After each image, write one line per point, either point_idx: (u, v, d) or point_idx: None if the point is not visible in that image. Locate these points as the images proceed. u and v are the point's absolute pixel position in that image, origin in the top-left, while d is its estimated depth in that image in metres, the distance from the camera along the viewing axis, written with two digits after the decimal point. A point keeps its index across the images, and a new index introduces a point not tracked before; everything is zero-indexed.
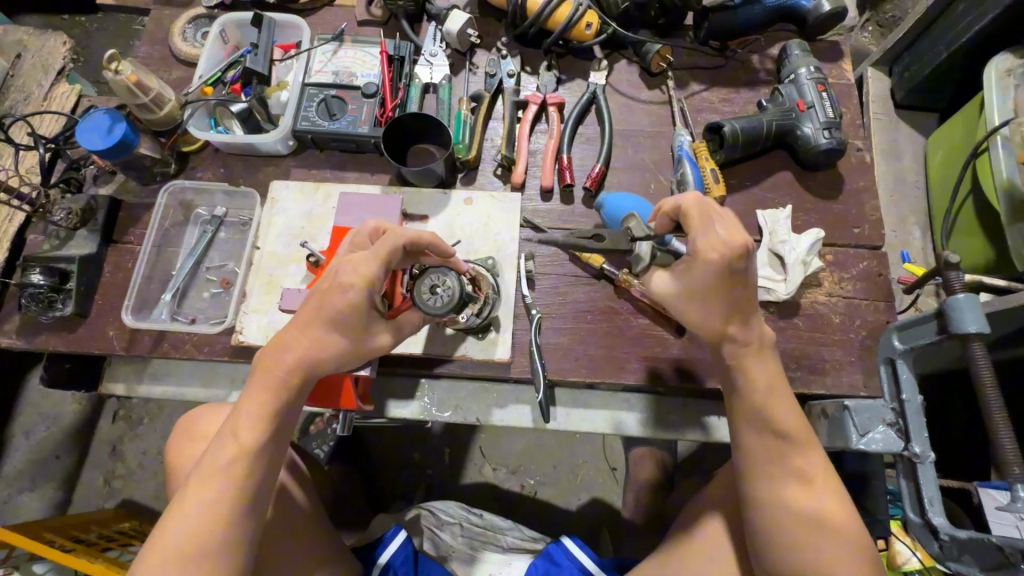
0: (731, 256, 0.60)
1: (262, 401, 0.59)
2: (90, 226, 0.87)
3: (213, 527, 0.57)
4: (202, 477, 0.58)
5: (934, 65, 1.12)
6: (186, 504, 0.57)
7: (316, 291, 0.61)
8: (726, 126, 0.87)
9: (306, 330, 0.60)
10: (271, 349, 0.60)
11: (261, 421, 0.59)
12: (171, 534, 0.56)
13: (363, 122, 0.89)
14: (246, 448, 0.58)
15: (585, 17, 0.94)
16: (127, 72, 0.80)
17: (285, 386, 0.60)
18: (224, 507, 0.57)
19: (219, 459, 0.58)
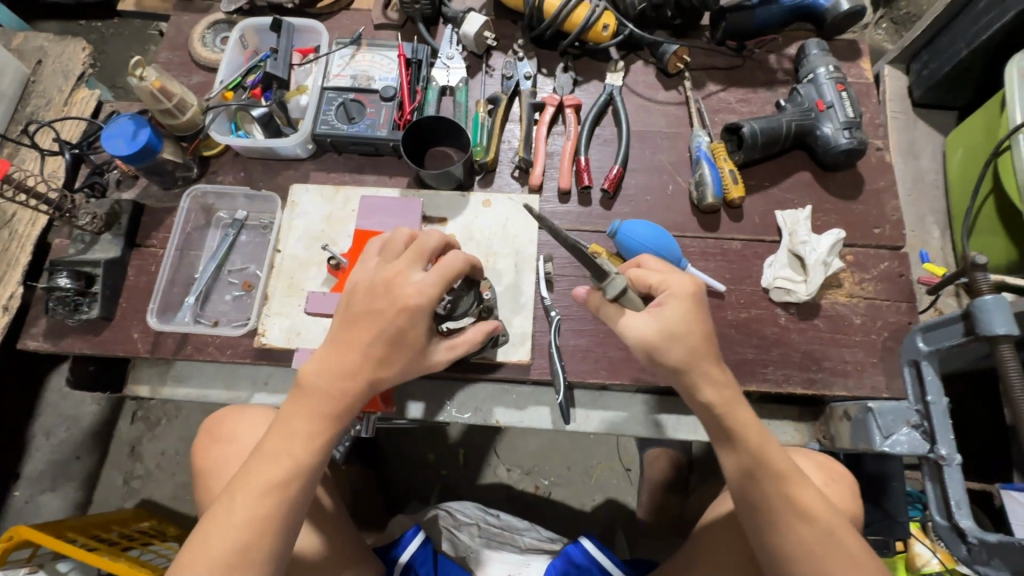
0: (697, 291, 0.67)
1: (316, 418, 0.61)
2: (115, 230, 0.88)
3: (260, 539, 0.57)
4: (251, 489, 0.58)
5: (953, 63, 1.11)
6: (231, 515, 0.58)
7: (373, 306, 0.62)
8: (744, 127, 0.86)
9: (365, 346, 0.61)
10: (325, 364, 0.62)
11: (315, 438, 0.60)
12: (214, 544, 0.57)
13: (382, 125, 0.90)
14: (301, 465, 0.60)
15: (601, 18, 0.94)
16: (151, 78, 0.81)
17: (339, 403, 0.61)
18: (272, 522, 0.58)
19: (268, 472, 0.59)
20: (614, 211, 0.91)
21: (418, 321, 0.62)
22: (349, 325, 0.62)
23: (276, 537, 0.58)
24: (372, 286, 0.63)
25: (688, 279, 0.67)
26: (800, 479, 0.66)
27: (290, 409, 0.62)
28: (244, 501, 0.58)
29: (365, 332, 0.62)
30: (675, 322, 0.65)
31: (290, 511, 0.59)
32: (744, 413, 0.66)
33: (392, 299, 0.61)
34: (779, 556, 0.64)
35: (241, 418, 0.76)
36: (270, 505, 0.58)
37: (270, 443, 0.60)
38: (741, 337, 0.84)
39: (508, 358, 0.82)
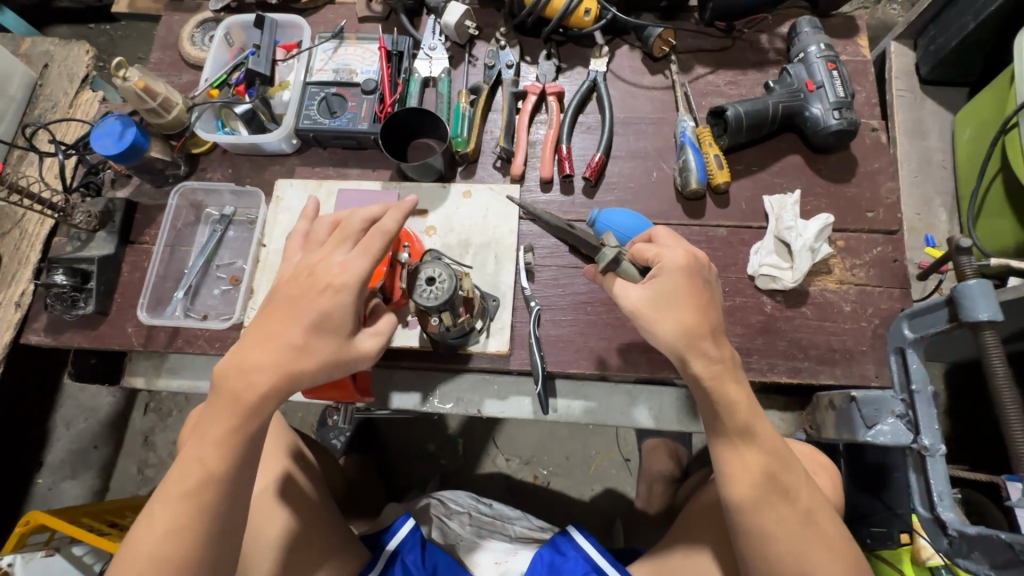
0: (696, 265, 0.65)
1: (225, 419, 0.58)
2: (109, 227, 0.91)
3: (181, 548, 0.55)
4: (167, 501, 0.56)
5: (960, 38, 1.06)
6: (149, 527, 0.56)
7: (293, 293, 0.61)
8: (729, 110, 0.84)
9: (277, 338, 0.59)
10: (235, 362, 0.59)
11: (227, 444, 0.57)
12: (138, 556, 0.55)
13: (363, 118, 0.91)
14: (213, 471, 0.57)
15: (584, 3, 0.92)
16: (134, 78, 0.82)
17: (250, 404, 0.58)
18: (191, 531, 0.56)
19: (184, 478, 0.57)
20: (598, 200, 0.89)
21: (343, 306, 0.60)
22: (264, 319, 0.61)
23: (200, 544, 0.56)
24: (296, 274, 0.63)
25: (685, 250, 0.66)
26: (788, 465, 0.63)
27: (204, 417, 0.59)
28: (161, 510, 0.56)
29: (278, 325, 0.60)
30: (664, 292, 0.64)
31: (208, 517, 0.57)
32: (734, 391, 0.63)
33: (317, 284, 0.61)
34: (757, 541, 0.62)
35: None
36: (188, 513, 0.56)
37: (184, 452, 0.58)
38: (726, 326, 0.82)
39: (486, 348, 0.82)
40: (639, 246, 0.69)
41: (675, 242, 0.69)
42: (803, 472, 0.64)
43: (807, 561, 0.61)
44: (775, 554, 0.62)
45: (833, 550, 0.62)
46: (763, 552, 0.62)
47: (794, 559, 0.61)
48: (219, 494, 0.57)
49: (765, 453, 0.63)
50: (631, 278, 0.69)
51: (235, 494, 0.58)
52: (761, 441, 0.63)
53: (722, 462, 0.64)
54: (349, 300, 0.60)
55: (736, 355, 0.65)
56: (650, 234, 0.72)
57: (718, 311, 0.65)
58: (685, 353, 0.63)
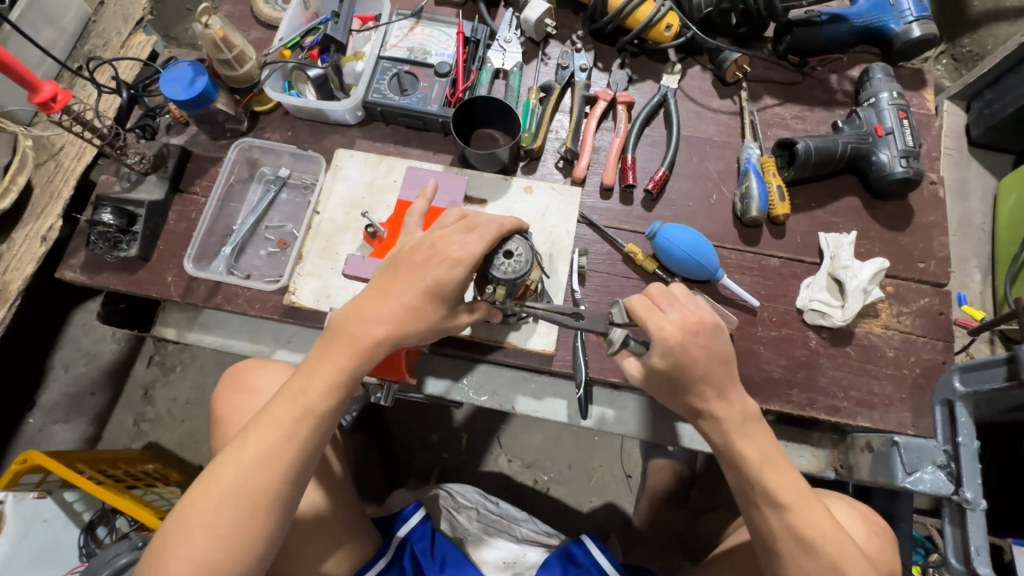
0: (690, 336, 0.63)
1: (335, 364, 0.57)
2: (161, 172, 0.89)
3: (269, 481, 0.54)
4: (266, 429, 0.55)
5: (1017, 105, 1.08)
6: (239, 453, 0.54)
7: (412, 261, 0.59)
8: (799, 144, 0.85)
9: (393, 299, 0.58)
10: (352, 314, 0.58)
11: (333, 384, 0.56)
12: (223, 483, 0.54)
13: (433, 100, 0.90)
14: (315, 410, 0.56)
15: (666, 18, 0.93)
16: (216, 27, 0.82)
17: (361, 356, 0.57)
18: (282, 462, 0.54)
19: (284, 414, 0.56)
20: (655, 214, 0.90)
21: (457, 281, 0.58)
22: (382, 281, 0.59)
23: (287, 483, 0.55)
24: (415, 244, 0.60)
25: (671, 326, 0.62)
26: (826, 502, 0.63)
27: (313, 357, 0.58)
28: (255, 439, 0.55)
29: (391, 290, 0.58)
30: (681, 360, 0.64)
31: (297, 455, 0.55)
32: (764, 440, 0.64)
33: (435, 254, 0.58)
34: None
35: (267, 372, 0.75)
36: (281, 447, 0.55)
37: (288, 388, 0.57)
38: (769, 356, 0.82)
39: (532, 346, 0.81)
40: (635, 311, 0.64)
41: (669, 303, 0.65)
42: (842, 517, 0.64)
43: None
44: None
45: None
46: None
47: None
48: (312, 434, 0.56)
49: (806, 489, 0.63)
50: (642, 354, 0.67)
51: (326, 437, 0.57)
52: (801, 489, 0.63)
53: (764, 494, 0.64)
54: (463, 277, 0.58)
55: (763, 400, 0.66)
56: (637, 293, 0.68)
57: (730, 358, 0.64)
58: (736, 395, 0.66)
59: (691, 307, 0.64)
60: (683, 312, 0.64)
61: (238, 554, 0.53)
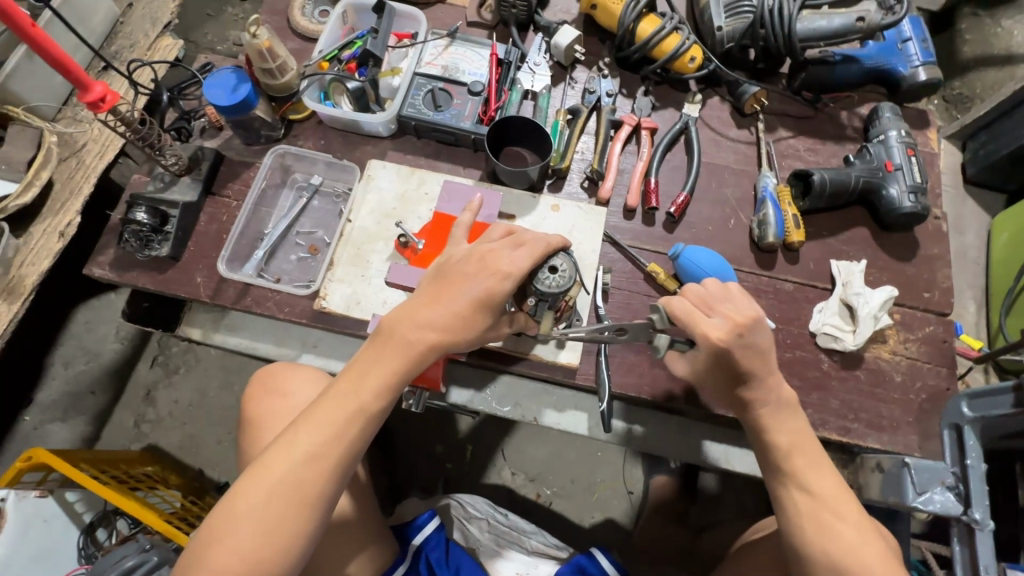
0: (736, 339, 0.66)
1: (386, 367, 0.61)
2: (194, 175, 0.91)
3: (318, 476, 0.58)
4: (318, 425, 0.59)
5: (1012, 148, 1.14)
6: (291, 446, 0.58)
7: (462, 272, 0.62)
8: (815, 175, 0.89)
9: (443, 308, 0.61)
10: (404, 320, 0.62)
11: (383, 385, 0.61)
12: (273, 475, 0.57)
13: (466, 117, 0.93)
14: (366, 410, 0.60)
15: (690, 51, 0.98)
16: (263, 37, 0.84)
17: (410, 360, 0.61)
18: (332, 458, 0.58)
19: (336, 411, 0.60)
20: (675, 235, 0.93)
21: (506, 293, 0.61)
22: (432, 289, 0.63)
23: (334, 479, 0.59)
24: (465, 255, 0.63)
25: (716, 333, 0.66)
26: (846, 520, 0.65)
27: (365, 358, 0.62)
28: (307, 435, 0.59)
29: (441, 298, 0.61)
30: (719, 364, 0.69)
31: (345, 451, 0.59)
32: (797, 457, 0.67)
33: (485, 266, 0.62)
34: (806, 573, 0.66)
35: (298, 376, 0.78)
36: (332, 443, 0.59)
37: (338, 388, 0.61)
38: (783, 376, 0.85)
39: (559, 359, 0.83)
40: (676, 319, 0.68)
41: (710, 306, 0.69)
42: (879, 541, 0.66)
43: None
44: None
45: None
46: None
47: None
48: (361, 432, 0.60)
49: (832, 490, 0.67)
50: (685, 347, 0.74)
51: (372, 436, 0.61)
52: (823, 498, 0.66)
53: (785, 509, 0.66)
54: (511, 289, 0.61)
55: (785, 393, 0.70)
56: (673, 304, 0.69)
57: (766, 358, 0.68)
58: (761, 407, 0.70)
59: (746, 305, 0.68)
60: (726, 317, 0.67)
61: (283, 544, 0.56)
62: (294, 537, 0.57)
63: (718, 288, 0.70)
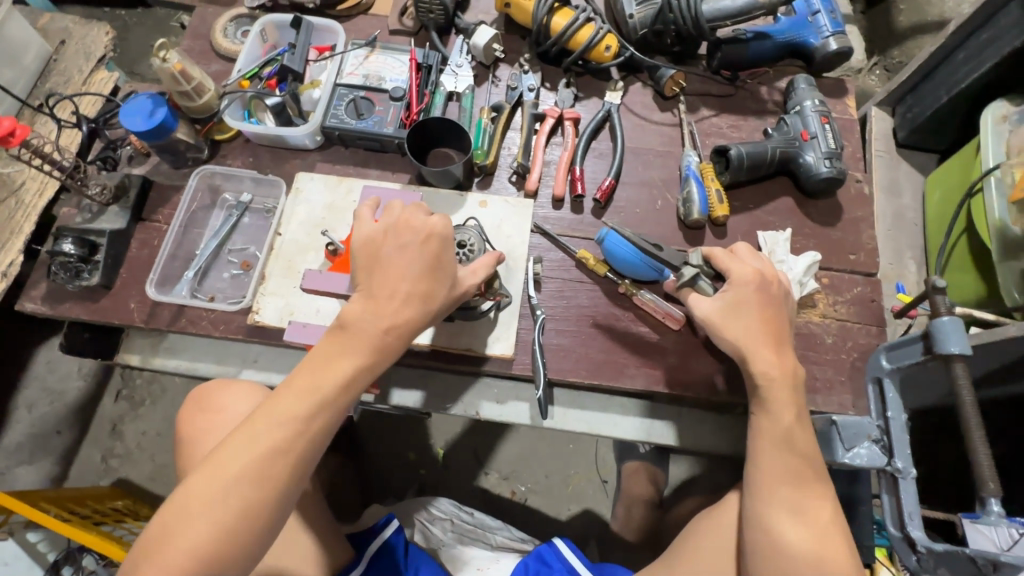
0: (765, 281, 0.74)
1: (346, 359, 0.64)
2: (122, 203, 0.91)
3: (284, 473, 0.60)
4: (277, 420, 0.61)
5: (935, 109, 1.17)
6: (250, 443, 0.59)
7: (412, 247, 0.69)
8: (732, 150, 0.91)
9: (399, 287, 0.67)
10: (360, 310, 0.66)
11: (349, 376, 0.64)
12: (230, 473, 0.58)
13: (389, 123, 0.95)
14: (327, 402, 0.62)
15: (605, 40, 1.00)
16: (173, 60, 0.85)
17: (371, 345, 0.65)
18: (296, 452, 0.60)
19: (294, 404, 0.62)
20: (604, 221, 0.95)
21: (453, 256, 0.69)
22: (376, 266, 0.68)
23: (299, 475, 0.61)
24: (396, 229, 0.70)
25: (752, 268, 0.74)
26: (784, 468, 0.68)
27: (322, 351, 0.65)
28: (266, 431, 0.60)
29: (394, 274, 0.68)
30: (734, 312, 0.73)
31: (306, 447, 0.61)
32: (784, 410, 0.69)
33: (437, 242, 0.69)
34: (768, 537, 0.67)
35: (235, 392, 0.79)
36: (298, 440, 0.61)
37: (297, 381, 0.63)
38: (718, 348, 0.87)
39: (492, 351, 0.84)
40: (717, 255, 0.77)
41: (752, 257, 0.77)
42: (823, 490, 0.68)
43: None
44: (792, 567, 0.65)
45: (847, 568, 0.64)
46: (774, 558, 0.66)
47: (797, 538, 0.65)
48: (324, 426, 0.63)
49: (788, 467, 0.68)
50: (704, 294, 0.78)
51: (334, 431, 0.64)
52: (773, 473, 0.68)
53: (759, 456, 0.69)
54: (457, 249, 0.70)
55: (796, 369, 0.72)
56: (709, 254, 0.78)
57: (786, 323, 0.74)
58: (742, 347, 0.72)
59: (765, 263, 0.77)
60: (762, 265, 0.76)
61: (248, 539, 0.58)
62: (257, 532, 0.59)
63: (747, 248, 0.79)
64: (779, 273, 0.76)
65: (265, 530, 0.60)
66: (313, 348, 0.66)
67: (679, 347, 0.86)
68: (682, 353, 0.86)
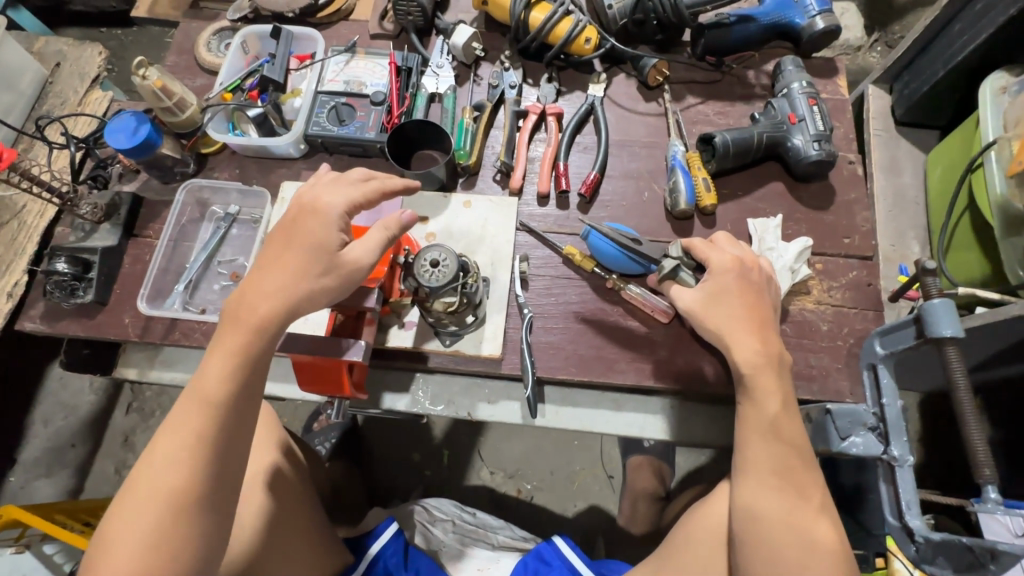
0: (745, 267, 0.75)
1: (228, 350, 0.64)
2: (113, 220, 0.93)
3: (185, 476, 0.59)
4: (171, 429, 0.61)
5: (932, 83, 1.13)
6: (152, 461, 0.60)
7: (288, 229, 0.69)
8: (717, 137, 0.89)
9: (272, 270, 0.66)
10: (235, 299, 0.66)
11: (225, 369, 0.63)
12: (141, 493, 0.58)
13: (371, 128, 0.95)
14: (212, 393, 0.62)
15: (584, 32, 0.98)
16: (153, 77, 0.87)
17: (247, 328, 0.64)
18: (193, 452, 0.60)
19: (184, 409, 0.62)
20: (591, 215, 0.94)
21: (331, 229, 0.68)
22: (261, 258, 0.68)
23: (204, 472, 0.60)
24: (289, 220, 0.70)
25: (730, 255, 0.75)
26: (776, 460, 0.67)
27: (207, 354, 0.65)
28: (163, 442, 0.60)
29: (273, 258, 0.67)
30: (713, 302, 0.74)
31: (204, 445, 0.60)
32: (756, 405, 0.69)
33: (308, 217, 0.69)
34: (756, 526, 0.66)
35: None
36: (189, 441, 0.60)
37: (187, 387, 0.63)
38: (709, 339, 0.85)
39: (480, 351, 0.84)
40: (696, 245, 0.78)
41: (732, 244, 0.78)
42: (814, 478, 0.67)
43: (808, 567, 0.63)
44: (779, 555, 0.64)
45: (836, 556, 0.64)
46: (762, 549, 0.65)
47: (783, 527, 0.65)
48: (216, 417, 0.62)
49: (776, 456, 0.67)
50: (685, 286, 0.78)
51: (233, 419, 0.63)
52: (761, 462, 0.67)
53: (748, 447, 0.68)
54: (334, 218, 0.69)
55: (782, 354, 0.72)
56: (687, 245, 0.79)
57: (769, 309, 0.74)
58: (721, 334, 0.72)
59: (745, 251, 0.77)
60: (741, 252, 0.77)
61: (178, 552, 0.57)
62: (184, 543, 0.58)
63: (727, 237, 0.79)
64: (760, 260, 0.76)
65: (192, 538, 0.59)
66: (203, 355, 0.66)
67: (669, 340, 0.85)
68: (671, 346, 0.85)
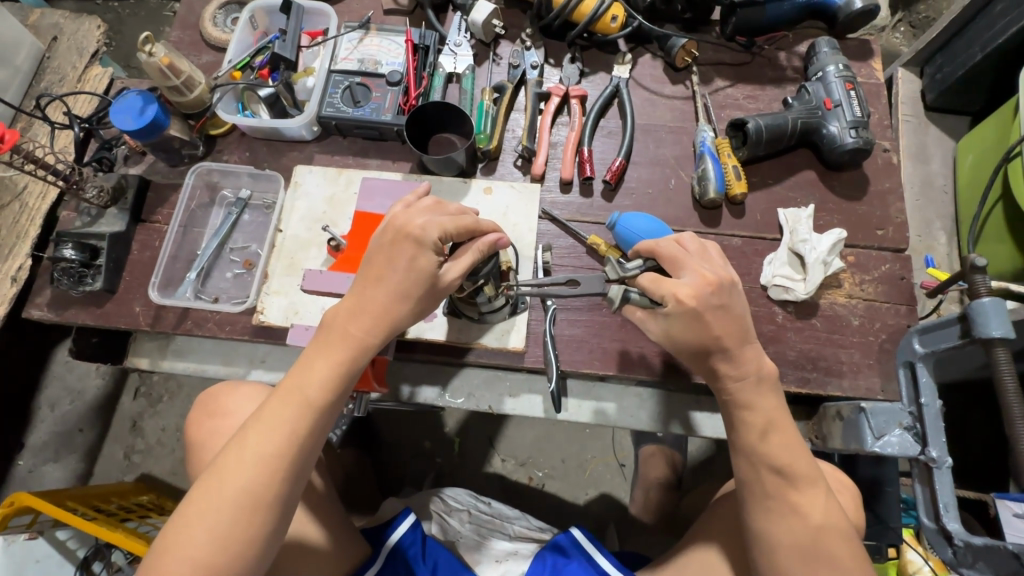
0: (704, 298, 0.64)
1: (332, 362, 0.63)
2: (121, 205, 0.89)
3: (269, 480, 0.59)
4: (263, 429, 0.60)
5: (968, 67, 1.09)
6: (241, 455, 0.59)
7: (397, 243, 0.65)
8: (750, 123, 0.85)
9: (386, 286, 0.64)
10: (344, 308, 0.65)
11: (329, 378, 0.62)
12: (221, 487, 0.58)
13: (387, 110, 0.90)
14: (312, 404, 0.62)
15: (611, 10, 0.93)
16: (160, 54, 0.83)
17: (356, 345, 0.64)
18: (284, 460, 0.60)
19: (282, 412, 0.61)
20: (615, 203, 0.91)
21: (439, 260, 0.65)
22: (368, 268, 0.66)
23: (287, 480, 0.60)
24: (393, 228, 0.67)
25: (686, 291, 0.64)
26: (810, 462, 0.65)
27: (308, 356, 0.64)
28: (255, 441, 0.60)
29: (377, 274, 0.65)
30: (673, 333, 0.66)
31: (296, 455, 0.60)
32: (769, 401, 0.66)
33: (410, 238, 0.64)
34: (765, 545, 0.64)
35: (239, 395, 0.79)
36: (281, 446, 0.60)
37: (285, 388, 0.63)
38: None
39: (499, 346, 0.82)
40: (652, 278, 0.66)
41: (700, 254, 0.69)
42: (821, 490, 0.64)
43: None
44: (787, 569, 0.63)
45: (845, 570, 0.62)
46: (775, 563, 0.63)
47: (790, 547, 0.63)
48: (310, 432, 0.62)
49: (808, 466, 0.65)
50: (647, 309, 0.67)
51: (323, 436, 0.63)
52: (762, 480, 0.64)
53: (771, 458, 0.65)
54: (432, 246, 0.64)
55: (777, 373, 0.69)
56: (653, 253, 0.70)
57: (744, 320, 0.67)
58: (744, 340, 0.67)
59: (722, 267, 0.68)
60: (696, 276, 0.66)
61: (244, 552, 0.58)
62: (252, 546, 0.58)
63: (694, 245, 0.70)
64: (732, 275, 0.67)
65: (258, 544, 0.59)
66: (303, 353, 0.65)
67: None
68: None
